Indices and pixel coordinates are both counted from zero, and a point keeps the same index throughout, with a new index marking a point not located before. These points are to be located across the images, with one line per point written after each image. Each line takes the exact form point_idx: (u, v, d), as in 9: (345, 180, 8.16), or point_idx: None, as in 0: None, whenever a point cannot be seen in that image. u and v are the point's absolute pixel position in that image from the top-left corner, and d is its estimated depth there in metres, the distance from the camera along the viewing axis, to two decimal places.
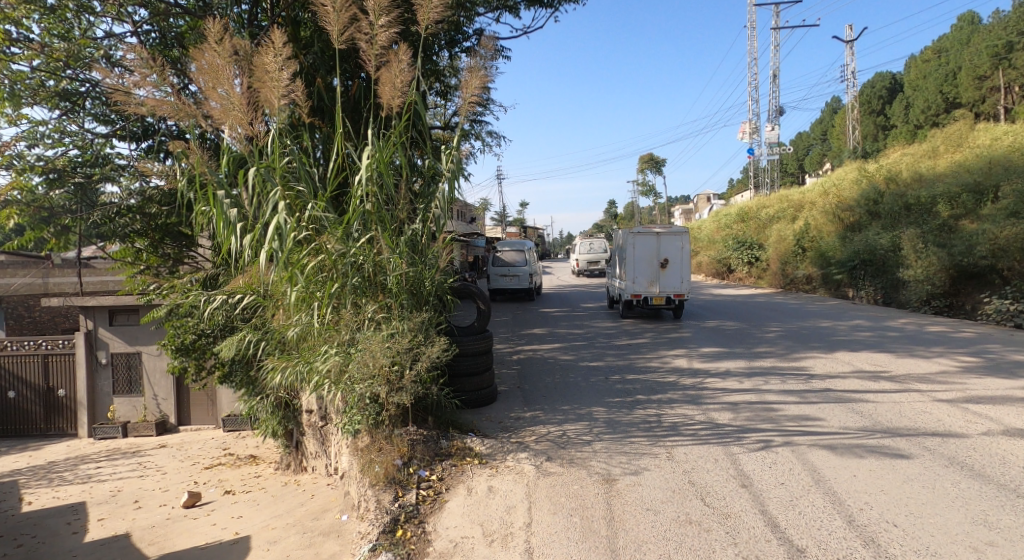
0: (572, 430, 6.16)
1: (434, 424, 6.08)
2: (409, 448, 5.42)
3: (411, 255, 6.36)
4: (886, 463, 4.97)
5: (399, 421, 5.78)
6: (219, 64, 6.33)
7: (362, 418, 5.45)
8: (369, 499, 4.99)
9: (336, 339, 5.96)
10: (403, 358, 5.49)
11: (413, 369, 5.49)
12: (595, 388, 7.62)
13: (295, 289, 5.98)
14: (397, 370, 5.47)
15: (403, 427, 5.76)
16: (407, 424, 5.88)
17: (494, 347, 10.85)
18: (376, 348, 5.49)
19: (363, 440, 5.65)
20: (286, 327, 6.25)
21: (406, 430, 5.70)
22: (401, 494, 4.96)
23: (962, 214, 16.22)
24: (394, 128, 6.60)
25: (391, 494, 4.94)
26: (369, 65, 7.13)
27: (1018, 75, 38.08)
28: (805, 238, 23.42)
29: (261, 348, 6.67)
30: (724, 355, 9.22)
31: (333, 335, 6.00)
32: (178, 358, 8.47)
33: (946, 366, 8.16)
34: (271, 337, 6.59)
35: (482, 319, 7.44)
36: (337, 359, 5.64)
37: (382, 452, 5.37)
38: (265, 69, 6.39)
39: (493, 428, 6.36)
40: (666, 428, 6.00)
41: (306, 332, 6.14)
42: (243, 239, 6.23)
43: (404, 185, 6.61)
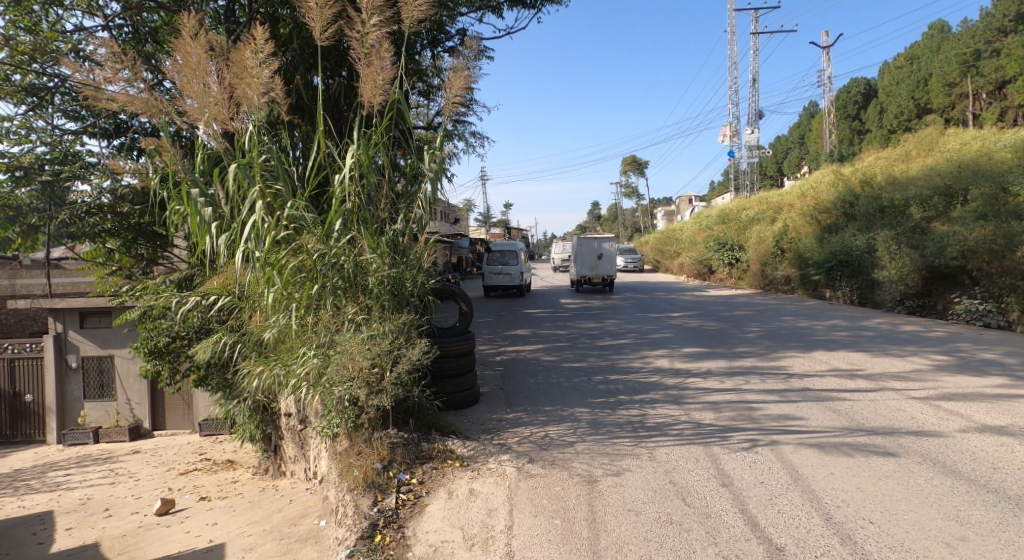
0: (554, 431, 6.13)
1: (415, 427, 5.98)
2: (389, 451, 5.33)
3: (393, 256, 6.26)
4: (864, 461, 4.99)
5: (380, 424, 5.66)
6: (197, 57, 6.15)
7: (341, 422, 5.36)
8: (347, 504, 4.91)
9: (315, 341, 5.84)
10: (384, 359, 5.39)
11: (394, 371, 5.38)
12: (578, 388, 7.60)
13: (272, 289, 5.85)
14: (377, 372, 5.36)
15: (383, 430, 5.67)
16: (388, 426, 5.78)
17: (477, 348, 10.82)
18: (356, 349, 5.37)
19: (342, 444, 5.54)
20: (264, 328, 6.13)
21: (387, 433, 5.59)
22: (380, 499, 4.88)
23: (933, 216, 16.61)
24: (378, 127, 6.48)
25: (370, 499, 4.86)
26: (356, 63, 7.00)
27: (985, 83, 39.14)
28: (784, 239, 23.73)
29: (237, 350, 6.52)
30: (705, 355, 9.26)
31: (312, 337, 5.88)
32: (149, 362, 8.24)
33: (920, 364, 8.26)
34: (248, 338, 6.44)
35: (465, 320, 7.36)
36: (316, 361, 5.54)
37: (361, 456, 5.30)
38: (241, 61, 6.26)
39: (475, 430, 6.28)
40: (649, 428, 5.99)
41: (284, 334, 6.02)
42: (220, 239, 6.08)
43: (387, 185, 6.51)
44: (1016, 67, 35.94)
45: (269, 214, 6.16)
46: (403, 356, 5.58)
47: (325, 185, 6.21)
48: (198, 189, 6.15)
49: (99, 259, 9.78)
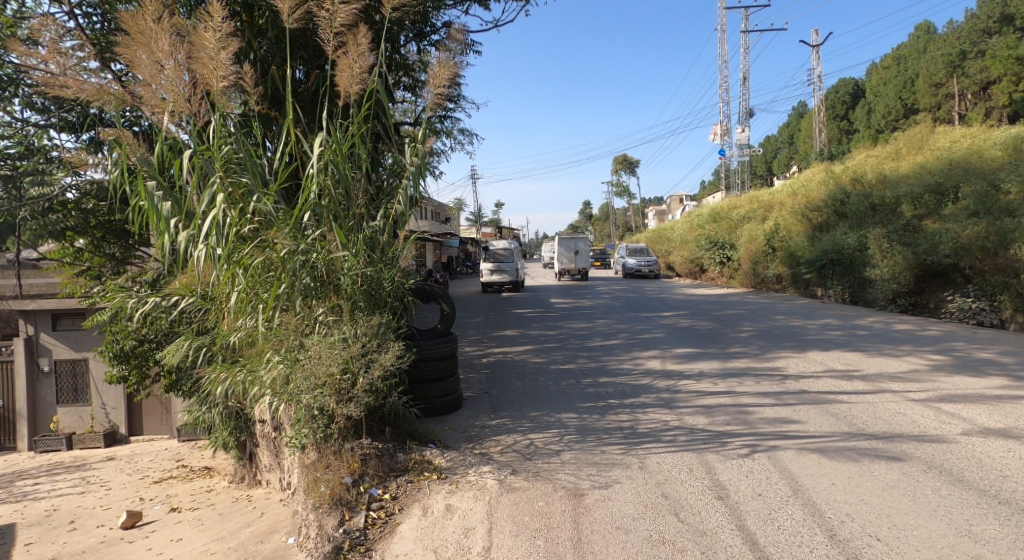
0: (539, 438, 5.82)
1: (391, 436, 5.65)
2: (361, 464, 5.00)
3: (369, 254, 5.96)
4: (867, 469, 4.72)
5: (352, 434, 5.33)
6: (154, 37, 5.72)
7: (310, 432, 5.02)
8: (311, 523, 4.57)
9: (282, 344, 5.51)
10: (356, 364, 5.09)
11: (365, 376, 5.07)
12: (565, 392, 7.30)
13: (237, 289, 5.52)
14: (348, 378, 5.05)
15: (356, 440, 5.35)
16: (361, 436, 5.46)
17: (463, 350, 10.47)
18: (324, 355, 5.05)
19: (310, 456, 5.20)
20: (229, 330, 5.82)
21: (360, 443, 5.26)
22: (348, 518, 4.55)
23: (924, 214, 16.48)
24: (354, 118, 6.10)
25: (336, 518, 4.53)
26: (327, 46, 6.64)
27: (970, 83, 39.32)
28: (775, 238, 23.56)
29: (202, 353, 6.17)
30: (698, 356, 8.99)
31: (281, 340, 5.55)
32: (117, 364, 7.91)
33: (916, 364, 8.03)
34: (213, 341, 6.09)
35: (446, 321, 7.05)
36: (283, 366, 5.22)
37: (330, 470, 4.97)
38: (201, 42, 5.86)
39: (456, 438, 5.98)
40: (640, 434, 5.70)
41: (251, 336, 5.73)
42: (178, 234, 5.66)
43: (364, 179, 6.19)
44: (1001, 67, 36.09)
45: (233, 207, 5.79)
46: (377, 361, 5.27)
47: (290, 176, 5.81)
48: (154, 178, 5.71)
49: (66, 258, 9.36)
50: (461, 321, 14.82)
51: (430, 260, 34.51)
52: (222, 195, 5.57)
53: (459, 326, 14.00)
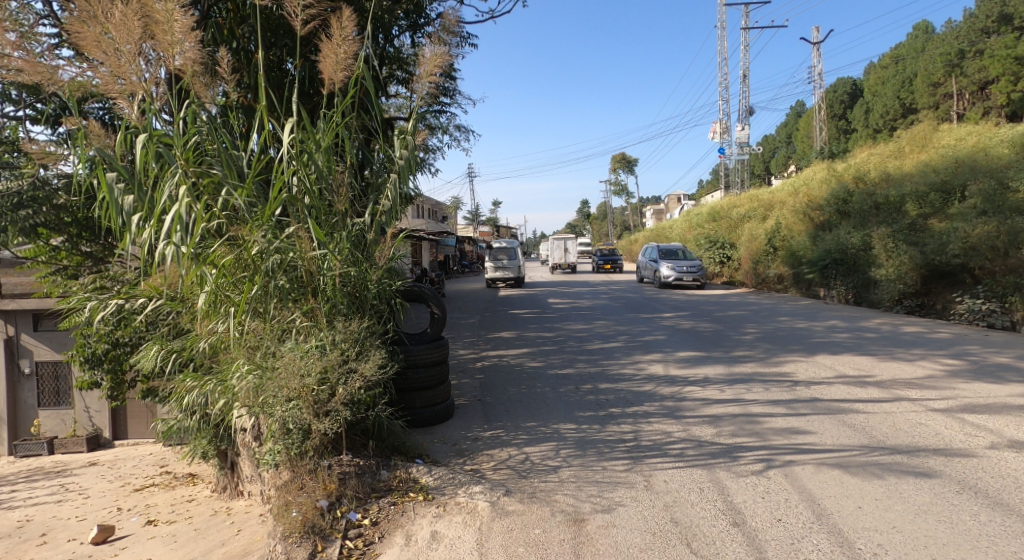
0: (535, 453, 5.43)
1: (374, 451, 5.26)
2: (338, 484, 4.63)
3: (354, 253, 5.61)
4: (893, 489, 4.34)
5: (331, 450, 4.96)
6: (108, 9, 5.20)
7: (281, 450, 4.67)
8: (282, 555, 4.20)
9: (256, 351, 5.15)
10: (335, 374, 4.79)
11: (345, 386, 4.75)
12: (564, 400, 6.90)
13: (205, 291, 5.13)
14: (325, 389, 4.74)
15: (335, 457, 4.99)
16: (341, 452, 5.09)
17: (457, 354, 10.06)
18: (300, 364, 4.74)
19: (283, 475, 4.84)
20: (198, 336, 5.44)
21: (339, 460, 4.89)
22: (322, 548, 4.18)
23: (930, 213, 16.21)
24: (337, 106, 5.67)
25: (308, 549, 4.16)
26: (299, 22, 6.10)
27: (968, 83, 39.10)
28: (776, 237, 23.17)
29: (171, 360, 5.76)
30: (702, 360, 8.60)
31: (254, 347, 5.19)
32: (90, 368, 7.49)
33: (931, 369, 7.64)
34: (183, 347, 5.68)
35: (437, 325, 6.64)
36: (255, 375, 4.88)
37: (304, 492, 4.60)
38: (157, 15, 5.34)
39: (446, 452, 5.59)
40: (644, 448, 5.31)
41: (222, 343, 5.38)
42: (135, 229, 5.17)
43: (349, 172, 5.81)
44: (1000, 67, 35.85)
45: (200, 199, 5.35)
46: (357, 371, 4.95)
47: (260, 165, 5.39)
48: (109, 166, 5.22)
49: (42, 257, 8.96)
50: (456, 322, 14.41)
51: (426, 259, 34.16)
52: (185, 186, 5.11)
53: (454, 327, 13.60)
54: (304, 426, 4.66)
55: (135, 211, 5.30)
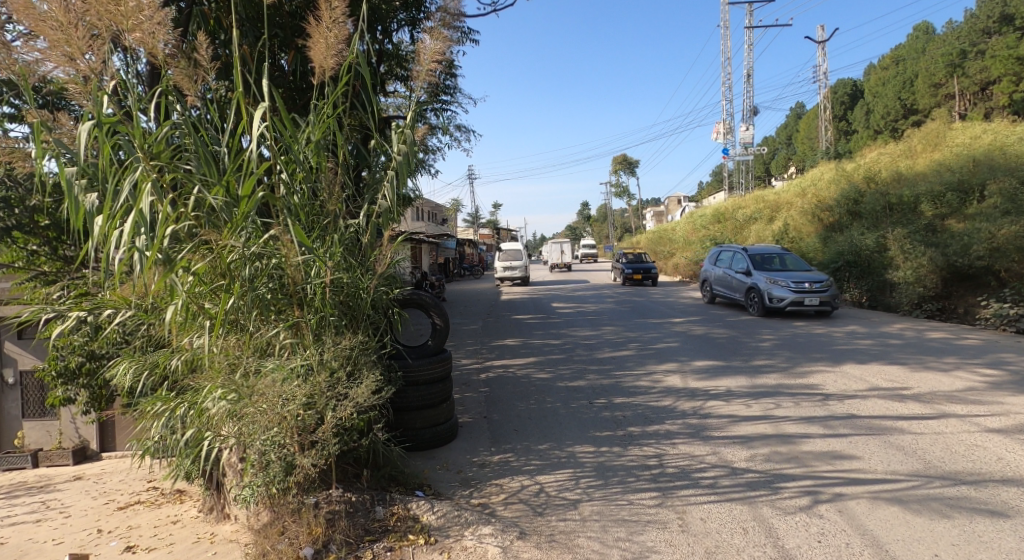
0: (550, 483, 4.90)
1: (368, 483, 4.80)
2: (326, 527, 4.27)
3: (346, 259, 5.16)
4: (970, 532, 3.82)
5: (320, 483, 4.52)
6: None
7: (257, 485, 4.20)
8: None
9: (234, 370, 4.66)
10: (323, 399, 4.35)
11: (333, 412, 4.29)
12: (577, 418, 6.36)
13: (178, 302, 4.60)
14: (312, 416, 4.29)
15: (324, 492, 4.56)
16: (331, 485, 4.63)
17: (459, 364, 9.49)
18: (282, 388, 4.29)
19: (262, 515, 4.38)
20: (172, 350, 4.94)
21: (328, 495, 4.47)
22: None
23: (947, 213, 15.83)
24: (327, 96, 5.13)
25: None
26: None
27: (970, 83, 38.76)
28: (784, 239, 22.61)
29: (142, 378, 5.23)
30: (721, 370, 8.04)
31: (232, 365, 4.70)
32: (64, 384, 6.92)
33: (972, 381, 7.08)
34: (154, 364, 5.13)
35: (438, 337, 6.09)
36: (231, 397, 4.42)
37: (287, 537, 4.19)
38: None
39: (450, 482, 5.07)
40: (672, 476, 4.79)
41: (197, 359, 4.90)
42: (94, 231, 4.61)
43: (341, 170, 5.31)
44: (1002, 67, 35.40)
45: (171, 197, 4.80)
46: (347, 396, 4.49)
47: (240, 161, 4.86)
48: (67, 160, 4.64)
49: (16, 263, 8.19)
50: (458, 329, 13.82)
51: (425, 262, 33.52)
52: (150, 182, 4.52)
53: (457, 334, 13.04)
54: (287, 459, 4.19)
55: (97, 211, 4.72)
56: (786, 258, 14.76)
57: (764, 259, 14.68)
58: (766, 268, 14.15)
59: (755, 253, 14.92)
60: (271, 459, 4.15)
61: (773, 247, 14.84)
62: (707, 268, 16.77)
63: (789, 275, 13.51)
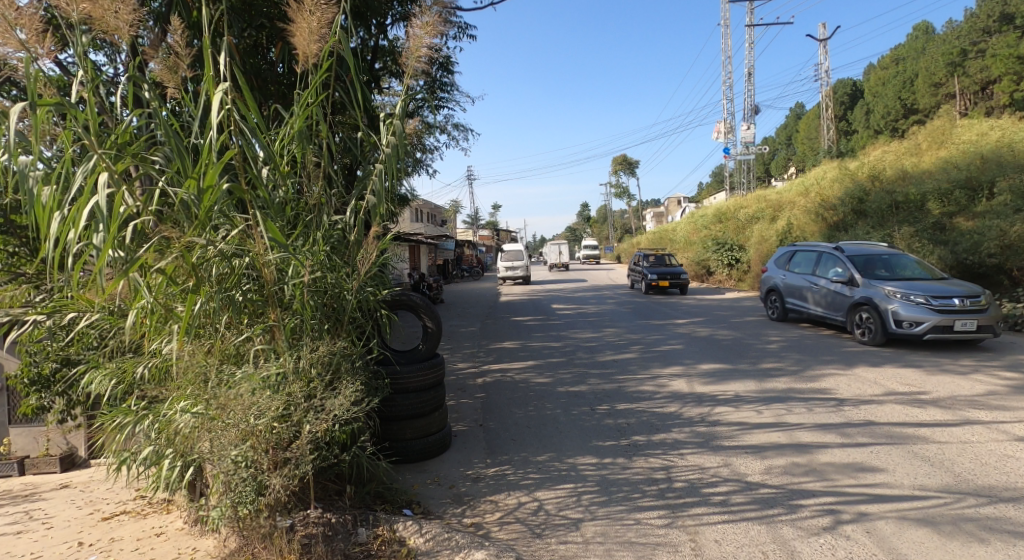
0: (551, 500, 4.60)
1: (350, 502, 4.53)
2: (299, 554, 4.03)
3: (328, 259, 4.90)
4: (1009, 556, 3.54)
5: (296, 505, 4.26)
6: None
7: (223, 509, 3.92)
8: None
9: (204, 378, 4.37)
10: (299, 411, 4.15)
11: (309, 426, 4.05)
12: (577, 426, 6.05)
13: (142, 304, 4.27)
14: (287, 431, 4.06)
15: (301, 513, 4.31)
16: (309, 504, 4.37)
17: (455, 368, 9.16)
18: (254, 400, 4.05)
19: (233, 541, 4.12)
20: (139, 357, 4.63)
21: (304, 516, 4.25)
22: None
23: (955, 211, 15.50)
24: (309, 85, 4.84)
25: None
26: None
27: (971, 83, 38.56)
28: (788, 238, 22.31)
29: (106, 387, 4.89)
30: (728, 374, 7.72)
31: (202, 374, 4.41)
32: (39, 392, 6.59)
33: (993, 384, 6.78)
34: (118, 373, 4.79)
35: (430, 341, 5.80)
36: (200, 409, 4.14)
37: None
38: None
39: (440, 499, 4.79)
40: (681, 492, 4.49)
41: (166, 366, 4.59)
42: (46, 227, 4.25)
43: (324, 164, 5.07)
44: (1002, 66, 35.14)
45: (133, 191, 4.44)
46: (324, 407, 4.24)
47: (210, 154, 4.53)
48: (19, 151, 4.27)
49: None
50: (455, 332, 13.47)
51: (424, 263, 33.22)
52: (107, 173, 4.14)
53: (455, 337, 12.71)
54: (257, 479, 3.94)
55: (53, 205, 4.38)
56: (894, 259, 10.81)
57: (864, 263, 10.67)
58: (875, 277, 10.22)
59: (850, 254, 11.01)
60: (239, 477, 3.90)
61: (874, 246, 10.92)
62: (775, 273, 13.02)
63: (916, 285, 9.59)
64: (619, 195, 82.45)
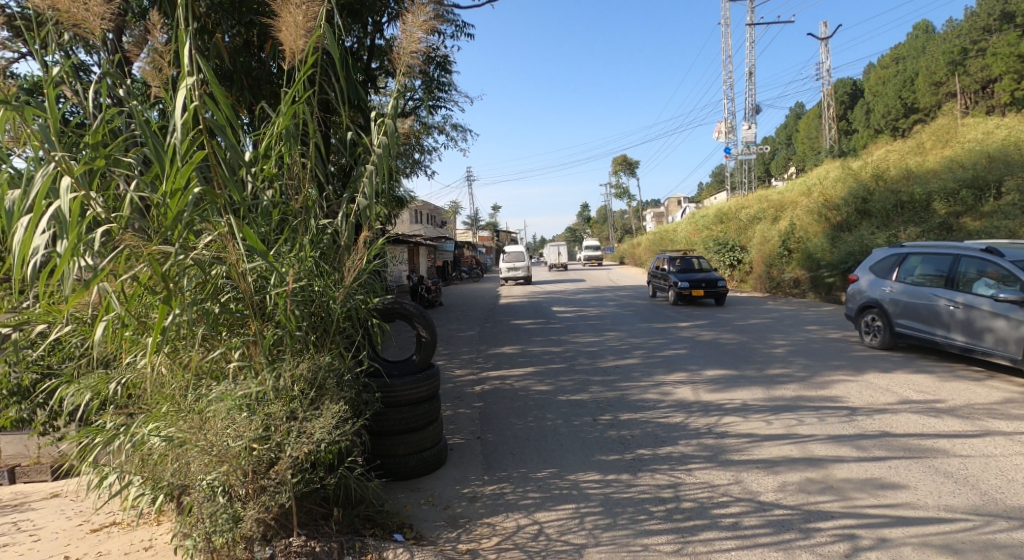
0: (554, 521, 4.40)
1: (339, 527, 4.36)
2: None
3: (314, 269, 4.72)
4: None
5: (275, 532, 4.15)
6: None
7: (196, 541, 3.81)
8: None
9: (180, 399, 4.19)
10: (278, 433, 4.02)
11: (288, 450, 3.94)
12: (580, 438, 5.84)
13: (111, 315, 3.99)
14: (258, 455, 3.98)
15: (284, 539, 4.19)
16: (291, 530, 4.22)
17: (453, 376, 8.92)
18: (227, 424, 3.93)
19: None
20: (112, 374, 4.42)
21: (286, 545, 4.12)
22: None
23: (961, 211, 15.26)
24: (294, 82, 4.61)
25: None
26: None
27: (971, 82, 38.36)
28: (791, 239, 21.37)
29: (76, 403, 4.64)
30: (735, 381, 7.50)
31: (179, 393, 4.24)
32: (17, 404, 6.31)
33: (1009, 391, 6.57)
34: (88, 389, 4.53)
35: (424, 351, 5.59)
36: (173, 432, 3.99)
37: None
38: None
39: (434, 522, 4.59)
40: (691, 514, 4.30)
41: (139, 382, 4.37)
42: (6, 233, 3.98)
43: (310, 165, 4.87)
44: (1003, 65, 34.97)
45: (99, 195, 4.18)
46: (305, 430, 4.10)
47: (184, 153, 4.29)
48: None
49: None
50: (454, 336, 13.21)
51: (423, 265, 32.99)
52: (69, 177, 3.86)
53: (453, 342, 12.45)
54: (232, 508, 3.86)
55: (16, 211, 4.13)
56: None
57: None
58: None
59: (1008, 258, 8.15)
60: (214, 504, 3.82)
61: None
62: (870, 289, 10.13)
63: None
64: (620, 195, 82.15)
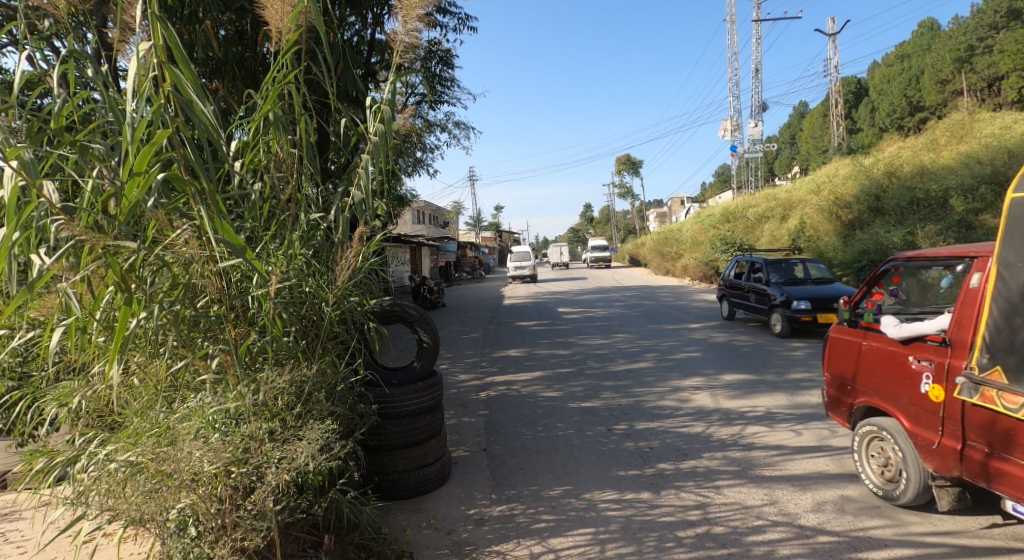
0: (575, 548, 4.13)
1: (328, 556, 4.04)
2: None
3: (302, 269, 4.37)
4: None
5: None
6: None
7: None
8: None
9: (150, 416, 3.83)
10: (257, 456, 3.72)
11: (268, 477, 3.66)
12: (595, 451, 5.56)
13: (70, 320, 3.56)
14: (235, 478, 3.69)
15: None
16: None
17: (458, 380, 8.60)
18: (195, 448, 3.65)
19: None
20: (74, 389, 4.01)
21: None
22: None
23: (981, 208, 14.97)
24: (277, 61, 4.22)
25: None
26: None
27: (978, 79, 37.66)
28: (801, 237, 20.81)
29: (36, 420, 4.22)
30: (754, 386, 7.20)
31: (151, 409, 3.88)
32: None
33: None
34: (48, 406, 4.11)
35: (426, 356, 5.24)
36: (135, 456, 3.66)
37: None
38: None
39: (437, 548, 4.28)
40: (722, 545, 4.05)
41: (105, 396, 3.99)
42: None
43: (298, 156, 4.50)
44: (1011, 62, 34.44)
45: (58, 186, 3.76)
46: (287, 455, 3.80)
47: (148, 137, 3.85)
48: None
49: None
50: (457, 338, 12.84)
51: (423, 265, 32.49)
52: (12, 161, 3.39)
53: (457, 344, 12.10)
54: (201, 546, 3.57)
55: None
56: None
57: None
58: None
59: None
60: (185, 540, 3.57)
61: None
62: None
63: None
64: (622, 194, 81.58)
